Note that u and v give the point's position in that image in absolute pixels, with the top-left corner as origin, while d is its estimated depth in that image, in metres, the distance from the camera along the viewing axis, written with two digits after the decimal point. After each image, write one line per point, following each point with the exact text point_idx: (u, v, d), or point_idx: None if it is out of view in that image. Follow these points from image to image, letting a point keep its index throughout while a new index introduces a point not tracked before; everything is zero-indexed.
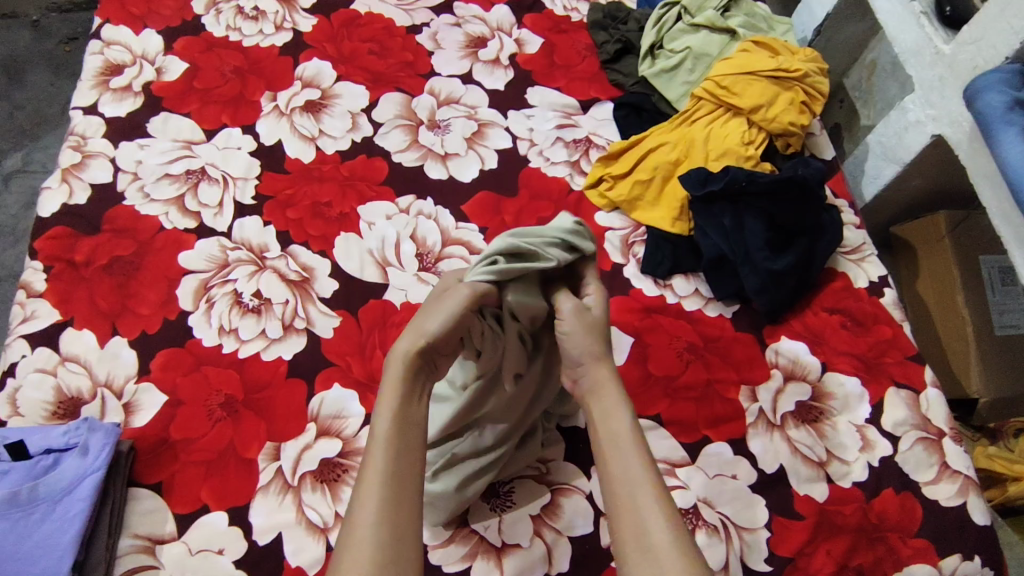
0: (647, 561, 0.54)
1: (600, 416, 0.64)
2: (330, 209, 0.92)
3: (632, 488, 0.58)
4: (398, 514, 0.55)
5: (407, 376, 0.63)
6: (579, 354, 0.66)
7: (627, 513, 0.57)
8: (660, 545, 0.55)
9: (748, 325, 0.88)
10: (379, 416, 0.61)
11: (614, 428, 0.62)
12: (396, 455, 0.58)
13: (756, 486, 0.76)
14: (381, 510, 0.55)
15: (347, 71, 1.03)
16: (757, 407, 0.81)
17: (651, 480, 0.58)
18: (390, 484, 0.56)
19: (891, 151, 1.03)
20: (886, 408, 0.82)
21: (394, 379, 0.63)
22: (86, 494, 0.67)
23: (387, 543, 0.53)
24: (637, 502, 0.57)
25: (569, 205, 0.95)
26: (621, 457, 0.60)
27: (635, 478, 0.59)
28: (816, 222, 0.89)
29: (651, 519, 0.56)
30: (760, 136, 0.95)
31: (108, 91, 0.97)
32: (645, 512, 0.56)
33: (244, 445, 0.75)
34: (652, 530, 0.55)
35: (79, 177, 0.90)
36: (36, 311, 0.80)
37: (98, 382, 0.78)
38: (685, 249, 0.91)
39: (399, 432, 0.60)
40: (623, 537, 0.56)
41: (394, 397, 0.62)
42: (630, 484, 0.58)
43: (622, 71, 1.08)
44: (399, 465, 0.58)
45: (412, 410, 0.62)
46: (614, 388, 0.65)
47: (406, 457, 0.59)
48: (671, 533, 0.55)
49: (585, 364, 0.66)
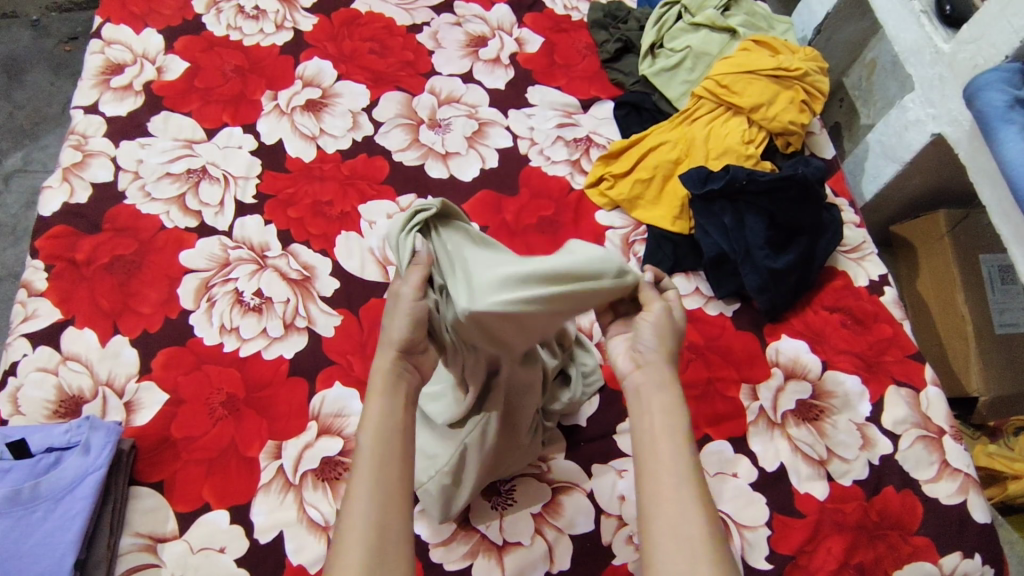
0: (681, 555, 0.49)
1: (651, 402, 0.58)
2: (331, 208, 0.92)
3: (677, 481, 0.53)
4: (387, 516, 0.52)
5: (394, 377, 0.59)
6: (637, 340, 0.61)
7: (666, 502, 0.52)
8: (697, 543, 0.50)
9: (748, 324, 0.88)
10: (366, 424, 0.56)
11: (665, 419, 0.57)
12: (384, 460, 0.54)
13: (756, 485, 0.76)
14: (370, 513, 0.51)
15: (348, 71, 1.03)
16: (757, 406, 0.81)
17: (694, 476, 0.53)
18: (382, 491, 0.53)
19: (891, 150, 1.03)
20: (887, 406, 0.82)
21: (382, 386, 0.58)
22: (87, 493, 0.67)
23: (374, 545, 0.50)
24: (679, 494, 0.52)
25: (569, 204, 0.95)
26: (667, 446, 0.55)
27: (679, 468, 0.53)
28: (816, 221, 0.89)
29: (692, 514, 0.51)
30: (760, 135, 0.94)
31: (109, 90, 0.97)
32: (687, 509, 0.51)
33: (245, 444, 0.75)
34: (690, 524, 0.50)
35: (80, 176, 0.90)
36: (37, 311, 0.80)
37: (99, 381, 0.78)
38: (685, 247, 0.92)
39: (382, 435, 0.56)
40: (658, 531, 0.51)
41: (382, 396, 0.58)
42: (673, 477, 0.53)
43: (622, 70, 1.08)
44: (385, 468, 0.54)
45: (400, 415, 0.58)
46: (672, 385, 0.59)
47: (396, 459, 0.55)
48: (709, 534, 0.50)
49: (655, 355, 0.60)
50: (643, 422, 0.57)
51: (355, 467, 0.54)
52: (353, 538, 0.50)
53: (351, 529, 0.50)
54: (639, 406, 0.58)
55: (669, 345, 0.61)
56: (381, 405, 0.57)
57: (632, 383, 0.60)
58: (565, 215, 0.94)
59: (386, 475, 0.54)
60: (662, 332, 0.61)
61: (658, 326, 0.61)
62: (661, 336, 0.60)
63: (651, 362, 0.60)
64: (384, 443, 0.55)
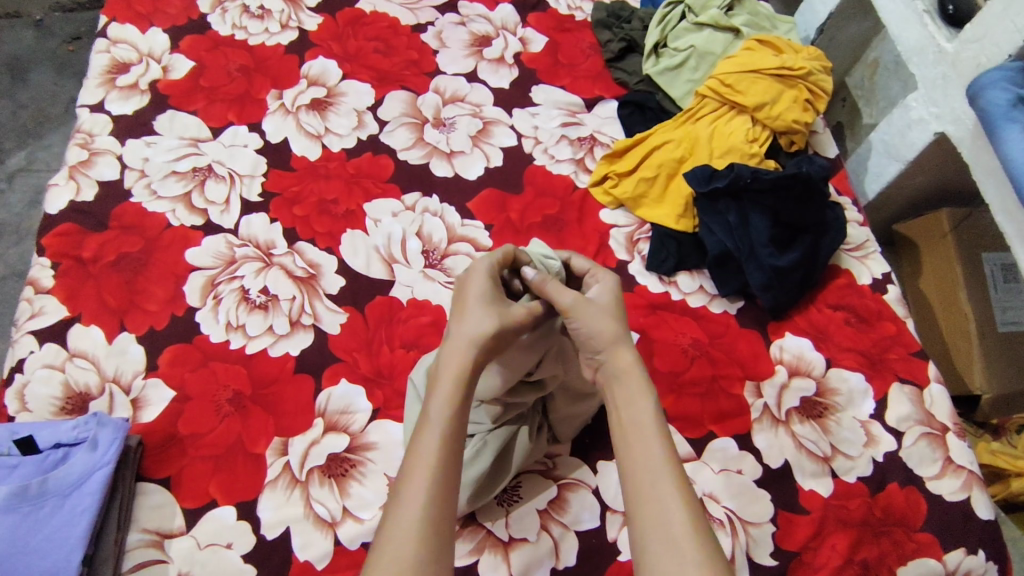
0: (666, 551, 0.51)
1: (622, 402, 0.60)
2: (336, 206, 0.92)
3: (654, 478, 0.55)
4: (441, 512, 0.54)
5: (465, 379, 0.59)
6: (597, 340, 0.62)
7: (647, 501, 0.54)
8: (681, 541, 0.51)
9: (752, 322, 0.88)
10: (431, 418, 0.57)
11: (638, 417, 0.59)
12: (439, 467, 0.55)
13: (761, 481, 0.77)
14: (425, 507, 0.53)
15: (353, 70, 1.04)
16: (762, 403, 0.82)
17: (674, 474, 0.55)
18: (432, 495, 0.54)
19: (894, 149, 1.03)
20: (890, 404, 0.82)
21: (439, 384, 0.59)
22: (95, 488, 0.68)
23: (428, 540, 0.52)
24: (658, 492, 0.54)
25: (573, 202, 0.95)
26: (642, 446, 0.57)
27: (657, 464, 0.56)
28: (820, 219, 0.89)
29: (674, 509, 0.53)
30: (765, 134, 0.95)
31: (115, 89, 0.98)
32: (666, 503, 0.53)
33: (252, 440, 0.76)
34: (672, 523, 0.52)
35: (86, 174, 0.90)
36: (44, 308, 0.81)
37: (106, 378, 0.78)
38: (689, 246, 0.92)
39: (448, 438, 0.56)
40: (643, 532, 0.53)
41: (444, 401, 0.58)
42: (652, 475, 0.55)
43: (626, 70, 1.08)
44: (441, 472, 0.55)
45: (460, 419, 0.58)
46: (638, 375, 0.61)
47: (450, 467, 0.56)
48: (694, 530, 0.52)
49: (606, 350, 0.62)
50: (617, 423, 0.60)
51: (411, 467, 0.55)
52: (396, 538, 0.52)
53: (393, 529, 0.52)
54: (613, 406, 0.61)
55: (613, 323, 0.63)
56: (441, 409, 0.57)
57: (600, 379, 0.63)
58: (570, 213, 0.94)
59: (439, 481, 0.54)
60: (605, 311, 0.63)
61: (589, 321, 0.62)
62: (602, 329, 0.62)
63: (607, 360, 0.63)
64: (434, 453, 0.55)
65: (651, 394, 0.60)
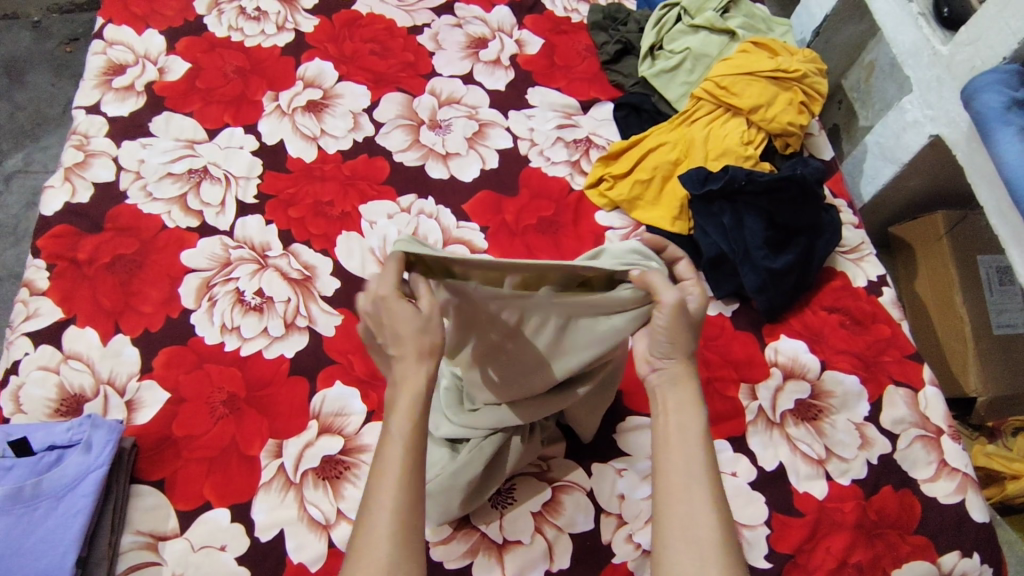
0: (689, 554, 0.51)
1: (670, 404, 0.59)
2: (332, 208, 0.92)
3: (690, 484, 0.54)
4: (410, 505, 0.53)
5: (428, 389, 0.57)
6: (669, 349, 0.60)
7: (678, 503, 0.54)
8: (706, 545, 0.52)
9: (747, 324, 0.88)
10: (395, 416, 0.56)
11: (682, 421, 0.58)
12: (410, 473, 0.54)
13: (756, 483, 0.77)
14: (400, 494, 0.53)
15: (349, 72, 1.04)
16: (757, 405, 0.82)
17: (709, 480, 0.54)
18: (406, 497, 0.53)
19: (889, 151, 1.03)
20: (885, 406, 0.82)
21: (408, 369, 0.57)
22: (89, 490, 0.68)
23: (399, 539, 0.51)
24: (690, 496, 0.53)
25: (569, 204, 0.95)
26: (683, 449, 0.56)
27: (693, 472, 0.55)
28: (814, 221, 0.89)
29: (704, 516, 0.53)
30: (760, 136, 0.94)
31: (111, 90, 0.98)
32: (696, 508, 0.53)
33: (246, 443, 0.75)
34: (699, 527, 0.52)
35: (82, 176, 0.91)
36: (38, 309, 0.81)
37: (101, 379, 0.78)
38: (685, 248, 0.92)
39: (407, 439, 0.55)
40: (668, 529, 0.53)
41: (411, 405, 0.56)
42: (687, 479, 0.54)
43: (622, 72, 1.08)
44: (412, 477, 0.54)
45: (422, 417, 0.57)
46: (692, 384, 0.60)
47: (418, 469, 0.55)
48: (720, 537, 0.52)
49: (672, 358, 0.61)
50: (660, 421, 0.59)
51: (379, 472, 0.54)
52: (373, 540, 0.51)
53: (375, 528, 0.51)
54: (659, 408, 0.60)
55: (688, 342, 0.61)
56: (412, 410, 0.56)
57: (652, 382, 0.62)
58: (565, 215, 0.94)
59: (409, 485, 0.53)
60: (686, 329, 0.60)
61: (671, 328, 0.59)
62: (676, 340, 0.60)
63: (669, 369, 0.61)
64: (405, 458, 0.54)
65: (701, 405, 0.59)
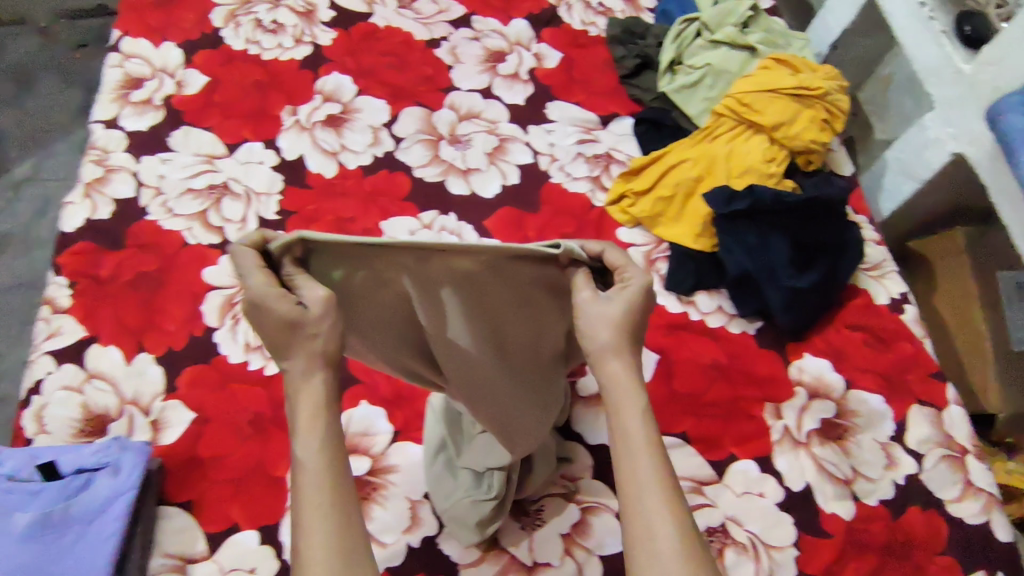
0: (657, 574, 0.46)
1: (613, 405, 0.53)
2: (354, 225, 0.92)
3: (643, 494, 0.49)
4: (348, 527, 0.46)
5: (333, 394, 0.50)
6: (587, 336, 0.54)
7: (635, 516, 0.48)
8: (671, 559, 0.46)
9: (771, 342, 0.88)
10: (302, 426, 0.48)
11: (628, 425, 0.52)
12: (338, 488, 0.47)
13: (784, 505, 0.77)
14: (324, 515, 0.46)
15: (368, 85, 1.04)
16: (782, 425, 0.82)
17: (662, 482, 0.49)
18: (336, 517, 0.46)
19: (910, 167, 1.03)
20: (910, 426, 0.83)
21: (301, 382, 0.49)
22: (119, 514, 0.67)
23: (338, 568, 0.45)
24: (646, 507, 0.48)
25: (591, 220, 0.95)
26: (631, 455, 0.50)
27: (646, 478, 0.49)
28: (838, 239, 0.89)
29: (664, 527, 0.47)
30: (782, 154, 0.92)
31: (129, 104, 0.98)
32: (654, 520, 0.48)
33: (274, 463, 0.75)
34: (661, 540, 0.47)
35: (102, 192, 0.90)
36: (61, 328, 0.81)
37: (125, 400, 0.78)
38: (708, 266, 0.91)
39: (326, 447, 0.48)
40: (631, 545, 0.48)
41: (320, 415, 0.49)
42: (640, 488, 0.49)
43: (641, 86, 1.07)
44: (339, 491, 0.47)
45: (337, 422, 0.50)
46: (629, 375, 0.53)
47: (342, 478, 0.48)
48: (681, 541, 0.47)
49: (596, 351, 0.54)
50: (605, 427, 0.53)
51: (298, 494, 0.46)
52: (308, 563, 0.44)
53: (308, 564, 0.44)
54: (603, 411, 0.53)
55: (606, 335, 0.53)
56: (316, 426, 0.48)
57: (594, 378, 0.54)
58: (587, 232, 0.94)
59: (336, 503, 0.47)
60: (602, 322, 0.54)
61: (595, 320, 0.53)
62: (598, 328, 0.54)
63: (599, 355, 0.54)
64: (330, 479, 0.47)
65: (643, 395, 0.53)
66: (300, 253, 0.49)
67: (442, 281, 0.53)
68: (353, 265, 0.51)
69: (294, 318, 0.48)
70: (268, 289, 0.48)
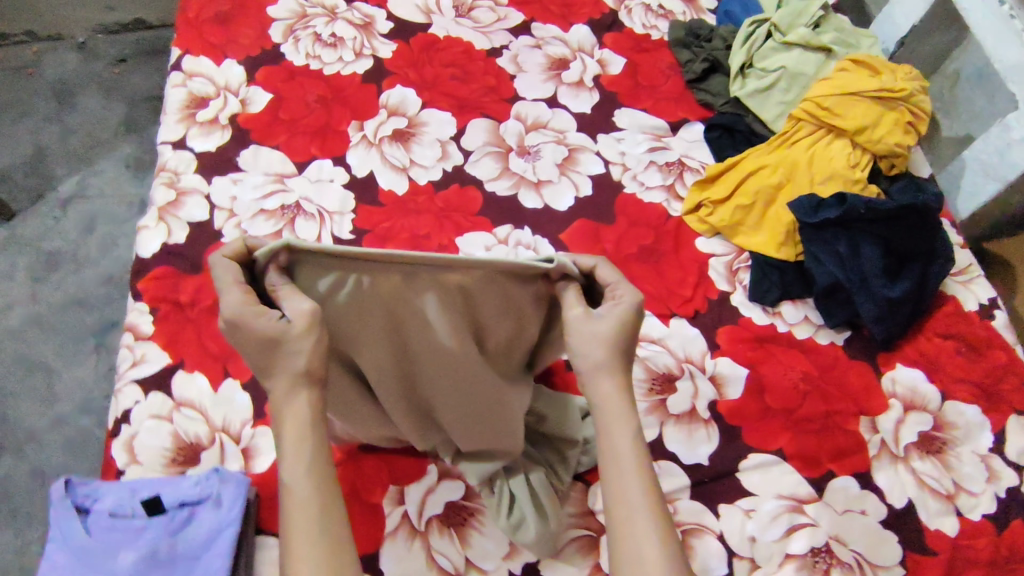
0: None
1: (603, 426, 0.55)
2: (429, 242, 0.90)
3: (632, 515, 0.51)
4: (334, 539, 0.49)
5: (318, 407, 0.53)
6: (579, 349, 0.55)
7: (623, 536, 0.51)
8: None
9: (862, 352, 0.86)
10: (285, 445, 0.51)
11: (617, 446, 0.54)
12: (324, 503, 0.50)
13: (887, 522, 0.75)
14: (312, 530, 0.49)
15: (432, 98, 1.02)
16: (879, 439, 0.80)
17: (650, 504, 0.52)
18: (327, 529, 0.49)
19: (991, 168, 1.00)
20: (1009, 437, 0.81)
21: (281, 401, 0.52)
22: (224, 548, 0.67)
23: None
24: (634, 529, 0.51)
25: (668, 231, 0.93)
26: (619, 477, 0.53)
27: (635, 500, 0.52)
28: (930, 247, 0.87)
29: (651, 548, 0.50)
30: (865, 158, 0.91)
31: (195, 124, 0.97)
32: (641, 541, 0.50)
33: (369, 489, 0.75)
34: (647, 560, 0.49)
35: (176, 216, 0.90)
36: (145, 355, 0.80)
37: (216, 427, 0.77)
38: (792, 275, 0.89)
39: (314, 465, 0.51)
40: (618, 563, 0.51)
41: (306, 431, 0.52)
42: (628, 509, 0.52)
43: (710, 90, 1.05)
44: (325, 505, 0.50)
45: (322, 437, 0.52)
46: (621, 399, 0.55)
47: (329, 490, 0.51)
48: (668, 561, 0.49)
49: (588, 368, 0.55)
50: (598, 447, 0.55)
51: (288, 509, 0.50)
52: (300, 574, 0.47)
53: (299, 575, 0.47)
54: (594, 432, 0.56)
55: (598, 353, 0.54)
56: (301, 442, 0.51)
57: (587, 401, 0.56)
58: (665, 244, 0.92)
59: (324, 515, 0.50)
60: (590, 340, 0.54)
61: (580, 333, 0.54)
62: (588, 343, 0.54)
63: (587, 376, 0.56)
64: (317, 498, 0.50)
65: (633, 419, 0.55)
66: (285, 261, 0.51)
67: (428, 294, 0.54)
68: (334, 277, 0.51)
69: (278, 333, 0.50)
70: (246, 303, 0.50)
